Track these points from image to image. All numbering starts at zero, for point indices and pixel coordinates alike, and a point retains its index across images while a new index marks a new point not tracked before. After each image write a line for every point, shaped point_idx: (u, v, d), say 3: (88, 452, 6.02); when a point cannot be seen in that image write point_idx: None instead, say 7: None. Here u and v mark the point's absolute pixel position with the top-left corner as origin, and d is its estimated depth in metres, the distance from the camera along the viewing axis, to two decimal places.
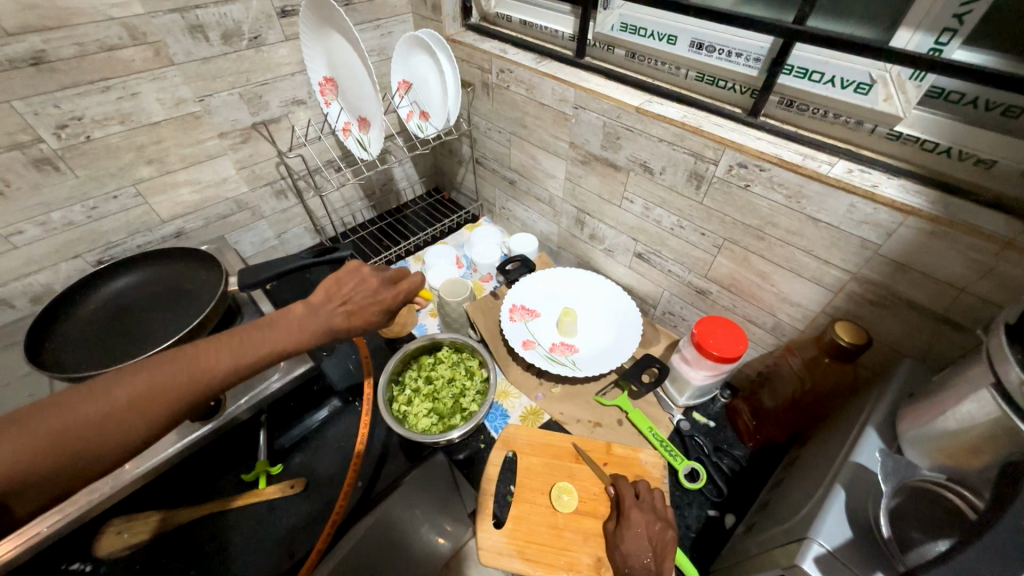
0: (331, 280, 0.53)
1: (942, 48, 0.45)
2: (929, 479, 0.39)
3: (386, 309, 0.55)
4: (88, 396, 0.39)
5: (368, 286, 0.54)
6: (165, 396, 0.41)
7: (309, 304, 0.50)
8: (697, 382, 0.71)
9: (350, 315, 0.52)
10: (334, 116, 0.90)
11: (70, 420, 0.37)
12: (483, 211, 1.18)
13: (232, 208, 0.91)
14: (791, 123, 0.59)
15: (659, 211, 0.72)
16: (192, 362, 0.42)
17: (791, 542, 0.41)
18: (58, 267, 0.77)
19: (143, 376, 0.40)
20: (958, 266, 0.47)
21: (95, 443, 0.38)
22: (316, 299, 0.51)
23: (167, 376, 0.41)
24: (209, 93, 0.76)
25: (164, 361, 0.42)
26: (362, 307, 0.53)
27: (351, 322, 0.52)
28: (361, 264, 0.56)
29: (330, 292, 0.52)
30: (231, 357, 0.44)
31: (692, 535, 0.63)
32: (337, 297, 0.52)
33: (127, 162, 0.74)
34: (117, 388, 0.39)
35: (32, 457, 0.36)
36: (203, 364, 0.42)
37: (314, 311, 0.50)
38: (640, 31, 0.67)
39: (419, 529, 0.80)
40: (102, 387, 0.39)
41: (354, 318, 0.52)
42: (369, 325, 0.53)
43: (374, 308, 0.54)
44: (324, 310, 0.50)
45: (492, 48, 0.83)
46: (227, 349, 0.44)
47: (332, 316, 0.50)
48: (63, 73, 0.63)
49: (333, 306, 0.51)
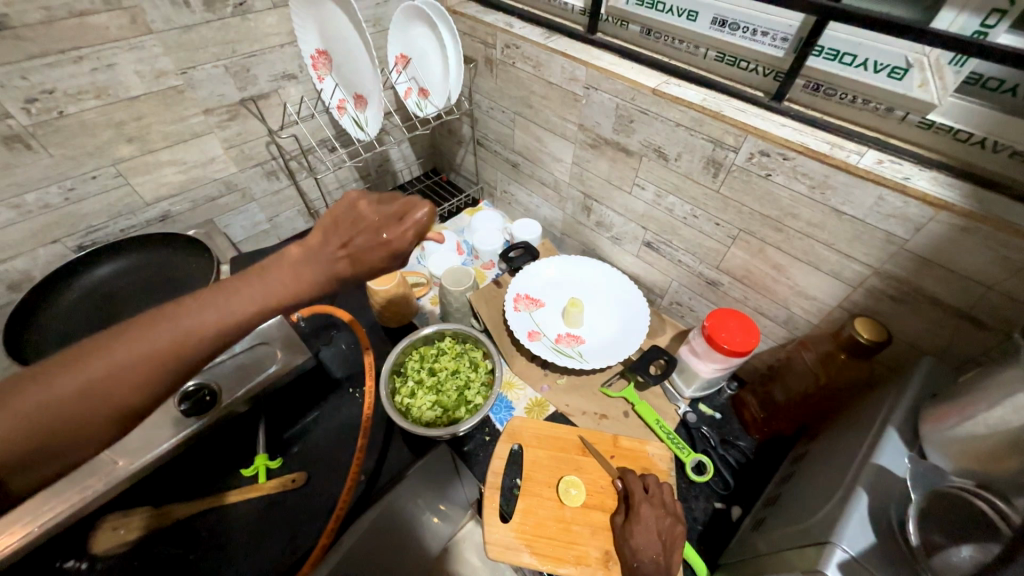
0: (327, 217, 0.42)
1: (987, 30, 0.43)
2: (959, 485, 0.37)
3: (396, 252, 0.42)
4: (64, 370, 0.34)
5: (357, 213, 0.43)
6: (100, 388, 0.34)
7: (304, 247, 0.41)
8: (706, 374, 0.70)
9: (354, 261, 0.42)
10: (329, 93, 0.83)
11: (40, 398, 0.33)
12: (483, 195, 1.14)
13: (220, 189, 0.87)
14: (816, 109, 0.56)
15: (672, 199, 0.70)
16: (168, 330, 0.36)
17: (810, 546, 0.40)
18: (36, 252, 0.72)
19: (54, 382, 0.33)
20: (987, 262, 0.45)
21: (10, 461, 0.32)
22: (312, 243, 0.41)
23: (82, 373, 0.34)
24: (192, 65, 0.71)
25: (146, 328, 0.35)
26: (366, 251, 0.42)
27: (358, 267, 0.42)
28: (360, 195, 0.44)
29: (331, 231, 0.42)
30: (216, 316, 0.37)
31: (700, 527, 0.63)
32: (335, 239, 0.42)
33: (105, 140, 0.69)
34: (21, 407, 0.32)
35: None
36: (156, 332, 0.35)
37: (309, 254, 0.41)
38: (657, 5, 0.63)
39: (422, 516, 0.80)
40: (68, 368, 0.34)
41: (360, 262, 0.42)
42: (384, 269, 0.43)
43: (380, 253, 0.42)
44: (319, 253, 0.41)
45: (496, 21, 0.78)
46: (214, 309, 0.37)
47: (326, 260, 0.40)
48: (29, 40, 0.57)
49: (332, 249, 0.41)
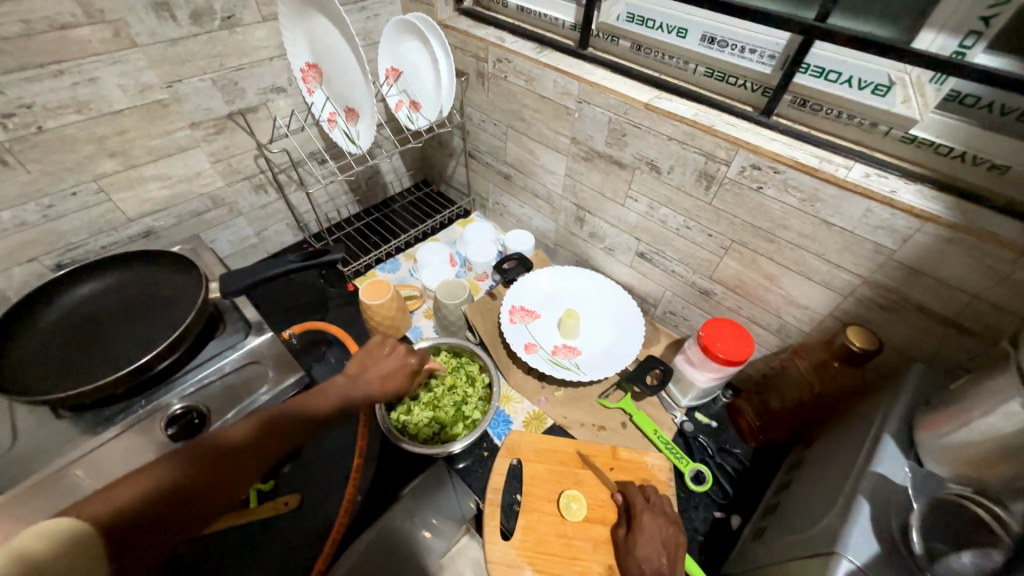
0: (359, 356, 0.64)
1: (965, 51, 0.45)
2: (956, 493, 0.39)
3: (411, 371, 0.66)
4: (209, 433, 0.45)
5: (391, 356, 0.65)
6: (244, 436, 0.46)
7: (347, 376, 0.61)
8: (701, 383, 0.70)
9: (385, 380, 0.63)
10: (319, 106, 0.83)
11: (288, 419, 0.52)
12: (475, 206, 1.14)
13: (206, 204, 0.85)
14: (803, 123, 0.57)
15: (665, 211, 0.71)
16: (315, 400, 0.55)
17: (816, 557, 0.40)
18: (10, 272, 0.69)
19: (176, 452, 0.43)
20: (971, 271, 0.47)
21: (131, 504, 0.37)
22: (353, 368, 0.62)
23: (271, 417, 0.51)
24: (178, 79, 0.69)
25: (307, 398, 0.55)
26: (393, 371, 0.64)
27: (387, 386, 0.62)
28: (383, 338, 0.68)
29: (363, 362, 0.64)
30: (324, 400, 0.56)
31: (700, 537, 0.63)
32: (370, 368, 0.63)
33: (86, 155, 0.67)
34: (125, 487, 0.38)
35: (136, 505, 0.37)
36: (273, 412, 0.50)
37: (353, 381, 0.60)
38: (647, 22, 0.64)
39: (419, 533, 0.79)
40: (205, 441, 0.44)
41: (387, 383, 0.63)
42: (400, 383, 0.65)
43: (405, 365, 0.66)
44: (366, 377, 0.62)
45: (488, 36, 0.79)
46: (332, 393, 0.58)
47: (369, 381, 0.61)
48: (7, 54, 0.55)
49: (370, 378, 0.62)
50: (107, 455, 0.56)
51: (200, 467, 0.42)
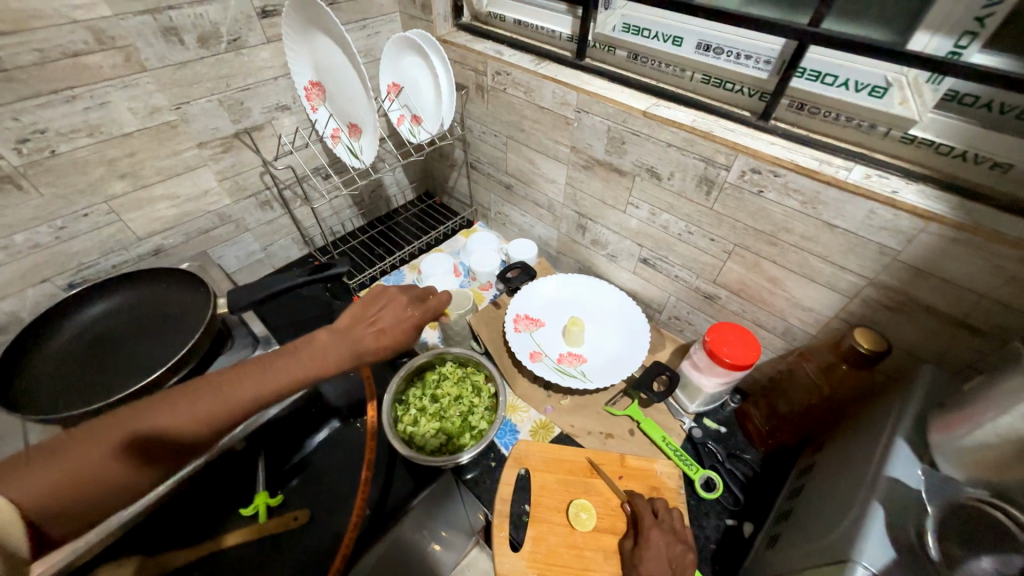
0: (358, 305, 0.52)
1: (961, 51, 0.45)
2: (977, 499, 0.38)
3: (415, 326, 0.54)
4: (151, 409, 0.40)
5: (394, 309, 0.53)
6: (196, 422, 0.40)
7: (335, 330, 0.49)
8: (709, 389, 0.70)
9: (378, 336, 0.50)
10: (322, 122, 0.84)
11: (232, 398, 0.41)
12: (477, 216, 1.15)
13: (214, 221, 0.86)
14: (801, 126, 0.58)
15: (667, 216, 0.71)
16: (281, 365, 0.44)
17: (832, 565, 0.40)
18: (24, 293, 0.70)
19: (109, 436, 0.38)
20: (978, 271, 0.47)
21: (70, 491, 0.36)
22: (344, 322, 0.50)
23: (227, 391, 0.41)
24: (186, 101, 0.71)
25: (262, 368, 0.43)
26: (392, 328, 0.51)
27: (381, 341, 0.50)
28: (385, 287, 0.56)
29: (358, 315, 0.51)
30: (306, 365, 0.45)
31: (712, 545, 0.62)
32: (365, 321, 0.51)
33: (98, 177, 0.68)
34: (63, 467, 0.36)
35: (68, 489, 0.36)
36: (231, 390, 0.42)
37: (340, 335, 0.48)
38: (643, 31, 0.65)
39: (427, 545, 0.78)
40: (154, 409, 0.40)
41: (382, 338, 0.50)
42: (396, 344, 0.51)
43: (404, 325, 0.53)
44: (357, 334, 0.49)
45: (486, 49, 0.80)
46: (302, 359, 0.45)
47: (361, 338, 0.49)
48: (22, 82, 0.57)
49: (363, 330, 0.50)
50: None
51: (141, 457, 0.39)
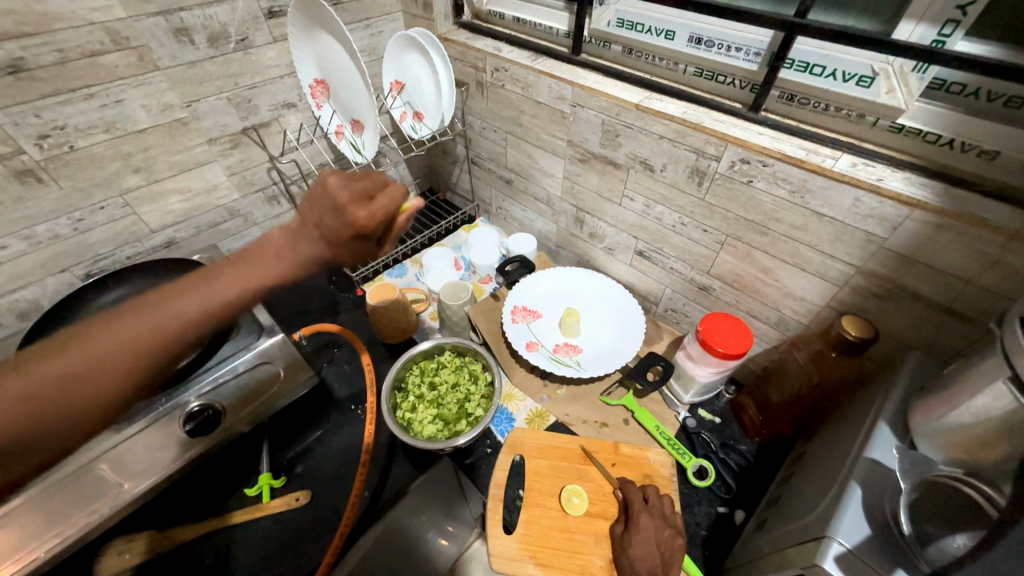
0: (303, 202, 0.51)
1: (944, 40, 0.45)
2: (947, 474, 0.38)
3: (362, 229, 0.50)
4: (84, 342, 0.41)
5: (341, 207, 0.50)
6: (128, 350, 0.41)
7: (288, 231, 0.50)
8: (703, 378, 0.70)
9: (334, 243, 0.50)
10: (327, 119, 0.87)
11: (151, 327, 0.43)
12: (479, 212, 1.16)
13: (223, 215, 0.89)
14: (792, 118, 0.58)
15: (661, 209, 0.72)
16: (217, 282, 0.46)
17: (808, 542, 0.41)
18: (45, 281, 0.74)
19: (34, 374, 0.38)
20: (963, 257, 0.47)
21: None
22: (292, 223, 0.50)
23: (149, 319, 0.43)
24: (196, 98, 0.74)
25: (198, 286, 0.46)
26: (339, 232, 0.50)
27: (334, 245, 0.50)
28: (329, 176, 0.52)
29: (307, 216, 0.50)
30: (252, 273, 0.47)
31: (703, 532, 0.63)
32: (311, 223, 0.50)
33: (113, 171, 0.72)
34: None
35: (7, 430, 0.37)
36: (169, 310, 0.44)
37: (292, 236, 0.50)
38: (637, 26, 0.66)
39: (423, 531, 0.79)
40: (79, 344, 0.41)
41: (338, 246, 0.50)
42: (354, 250, 0.51)
43: (349, 230, 0.50)
44: (304, 241, 0.49)
45: (485, 46, 0.82)
46: (246, 270, 0.47)
47: (308, 242, 0.49)
48: (44, 81, 0.60)
49: (314, 234, 0.50)
50: (129, 449, 0.60)
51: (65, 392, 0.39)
